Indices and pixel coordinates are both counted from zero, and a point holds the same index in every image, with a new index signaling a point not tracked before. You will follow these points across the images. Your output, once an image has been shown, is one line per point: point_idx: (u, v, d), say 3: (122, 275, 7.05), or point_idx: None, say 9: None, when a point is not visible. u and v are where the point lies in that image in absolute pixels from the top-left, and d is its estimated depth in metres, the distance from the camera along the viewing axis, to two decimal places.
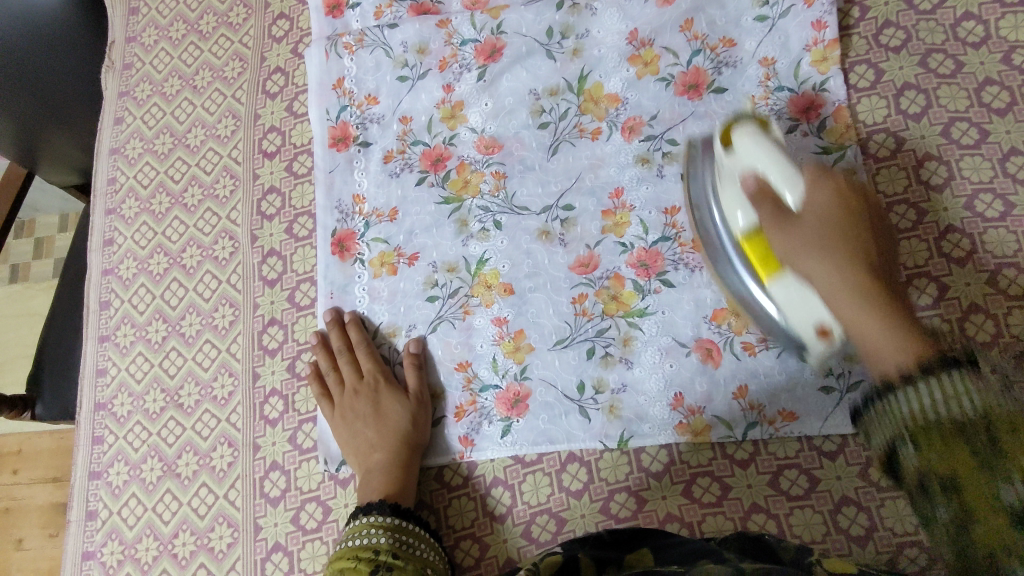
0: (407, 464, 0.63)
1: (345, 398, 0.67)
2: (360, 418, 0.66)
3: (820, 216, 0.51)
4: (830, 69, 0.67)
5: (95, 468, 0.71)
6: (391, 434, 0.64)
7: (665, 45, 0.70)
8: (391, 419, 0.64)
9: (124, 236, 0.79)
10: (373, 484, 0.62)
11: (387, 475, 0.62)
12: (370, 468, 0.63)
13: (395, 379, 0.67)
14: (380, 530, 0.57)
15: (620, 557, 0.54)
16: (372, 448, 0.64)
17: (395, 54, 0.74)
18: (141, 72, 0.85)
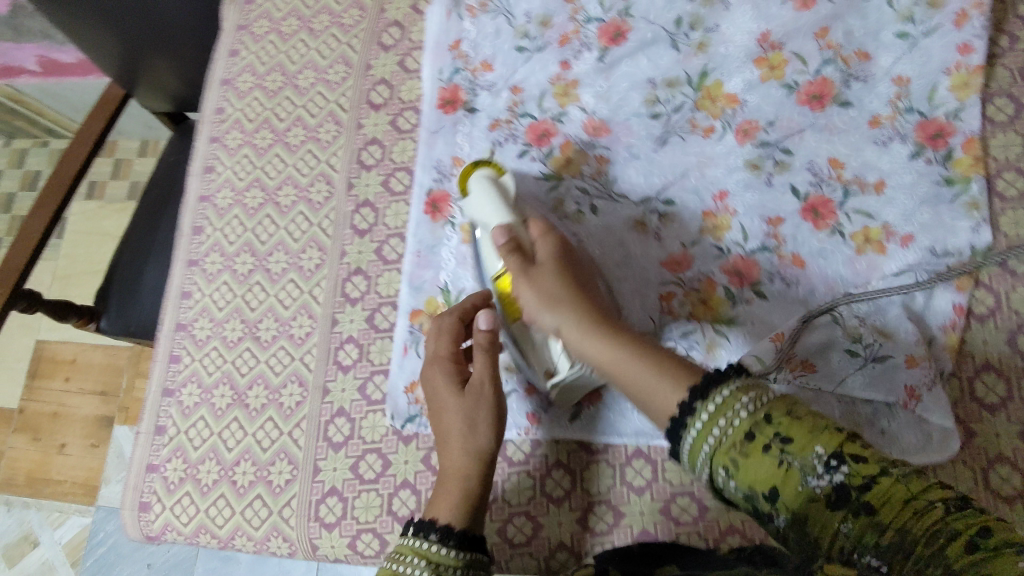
0: (486, 467, 0.57)
1: (428, 379, 0.61)
2: (441, 404, 0.59)
3: (555, 265, 0.61)
4: (969, 98, 0.64)
5: (169, 386, 0.74)
6: (474, 433, 0.57)
7: (796, 50, 0.68)
8: (474, 416, 0.58)
9: (224, 165, 0.81)
10: (451, 488, 0.56)
11: (466, 481, 0.56)
12: (448, 462, 0.57)
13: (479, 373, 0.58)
14: (423, 554, 0.49)
15: (649, 570, 0.50)
16: (451, 440, 0.58)
17: (517, 24, 0.74)
18: (260, 8, 0.87)
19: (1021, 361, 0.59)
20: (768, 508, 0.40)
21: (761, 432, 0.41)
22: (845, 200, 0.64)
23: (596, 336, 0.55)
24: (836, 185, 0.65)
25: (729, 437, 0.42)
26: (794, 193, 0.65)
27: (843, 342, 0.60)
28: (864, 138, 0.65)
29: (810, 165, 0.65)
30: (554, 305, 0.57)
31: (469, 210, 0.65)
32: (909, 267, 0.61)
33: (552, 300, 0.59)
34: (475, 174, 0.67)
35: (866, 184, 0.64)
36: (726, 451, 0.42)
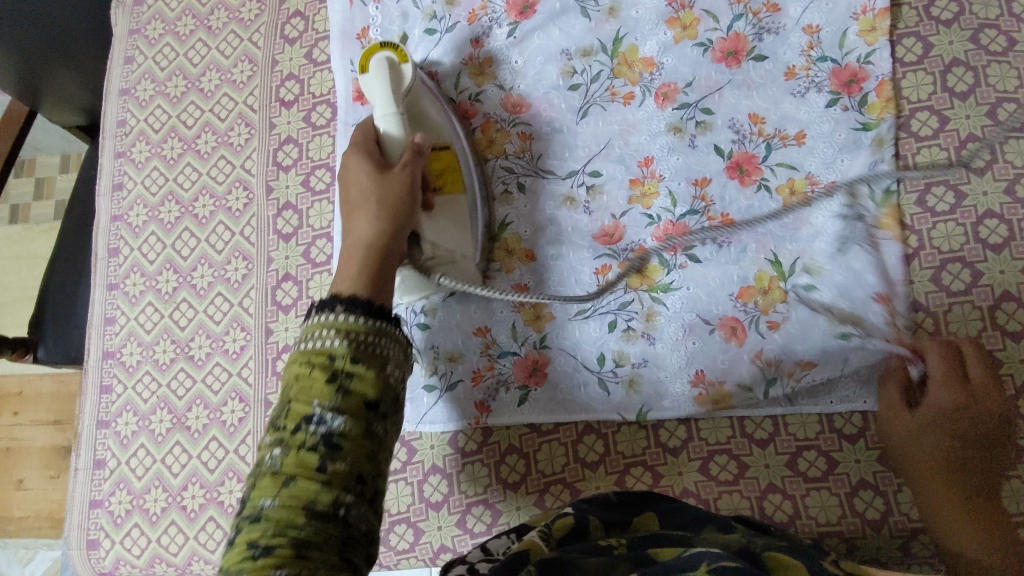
0: (396, 242, 0.51)
1: (347, 157, 0.55)
2: (356, 180, 0.53)
3: (387, 181, 0.53)
4: (878, 40, 0.64)
5: (104, 418, 0.71)
6: (389, 210, 0.51)
7: (706, 7, 0.67)
8: (391, 199, 0.52)
9: (134, 181, 0.77)
10: (353, 254, 0.50)
11: (370, 248, 0.50)
12: (353, 227, 0.51)
13: (403, 163, 0.54)
14: (337, 332, 0.45)
15: (627, 519, 0.50)
16: (361, 206, 0.52)
17: (422, 4, 0.71)
18: (152, 10, 0.82)
19: (947, 297, 0.60)
20: None
21: None
22: (768, 154, 0.64)
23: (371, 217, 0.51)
24: (758, 141, 0.64)
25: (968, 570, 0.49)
26: (718, 152, 0.65)
27: (777, 306, 0.61)
28: (781, 90, 0.65)
29: (731, 123, 0.65)
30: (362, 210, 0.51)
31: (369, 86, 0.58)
32: (834, 215, 0.62)
33: (380, 202, 0.51)
34: (378, 55, 0.59)
35: (787, 136, 0.64)
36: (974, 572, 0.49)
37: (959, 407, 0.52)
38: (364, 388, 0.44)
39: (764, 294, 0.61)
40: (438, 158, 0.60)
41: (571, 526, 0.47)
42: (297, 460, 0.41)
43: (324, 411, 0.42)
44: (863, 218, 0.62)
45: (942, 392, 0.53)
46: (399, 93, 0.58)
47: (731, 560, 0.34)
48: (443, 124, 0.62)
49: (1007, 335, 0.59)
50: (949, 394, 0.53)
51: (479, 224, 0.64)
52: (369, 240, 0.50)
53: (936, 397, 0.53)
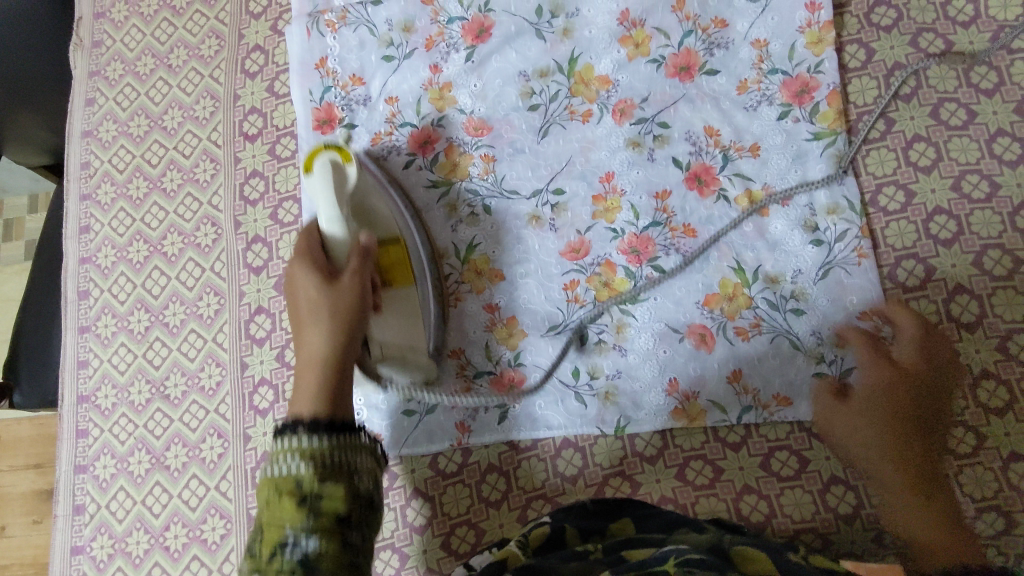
0: (351, 351, 0.50)
1: (292, 269, 0.53)
2: (298, 299, 0.51)
3: (333, 291, 0.51)
4: (825, 52, 0.66)
5: (81, 462, 0.70)
6: (341, 316, 0.50)
7: (657, 24, 0.69)
8: (340, 305, 0.50)
9: (101, 223, 0.77)
10: (308, 375, 0.48)
11: (326, 364, 0.48)
12: (306, 345, 0.49)
13: (352, 272, 0.52)
14: (300, 457, 0.42)
15: (603, 525, 0.53)
16: (312, 321, 0.50)
17: (379, 33, 0.72)
18: (111, 50, 0.82)
19: (904, 293, 0.62)
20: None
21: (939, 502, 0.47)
22: (725, 164, 0.66)
23: (321, 339, 0.49)
24: (715, 151, 0.66)
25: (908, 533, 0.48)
26: (676, 164, 0.66)
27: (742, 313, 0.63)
28: (734, 103, 0.67)
29: (687, 135, 0.67)
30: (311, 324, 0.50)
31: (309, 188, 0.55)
32: (791, 224, 0.64)
33: (316, 304, 0.50)
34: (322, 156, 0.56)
35: (743, 147, 0.66)
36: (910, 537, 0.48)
37: (923, 368, 0.55)
38: (334, 504, 0.41)
39: (729, 300, 0.63)
40: (387, 253, 0.61)
41: (547, 536, 0.49)
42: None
43: (299, 534, 0.39)
44: (818, 229, 0.63)
45: (880, 364, 0.55)
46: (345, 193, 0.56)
47: (695, 555, 0.37)
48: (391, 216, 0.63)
49: (962, 326, 0.60)
50: (913, 349, 0.56)
51: (432, 308, 0.65)
52: (320, 360, 0.48)
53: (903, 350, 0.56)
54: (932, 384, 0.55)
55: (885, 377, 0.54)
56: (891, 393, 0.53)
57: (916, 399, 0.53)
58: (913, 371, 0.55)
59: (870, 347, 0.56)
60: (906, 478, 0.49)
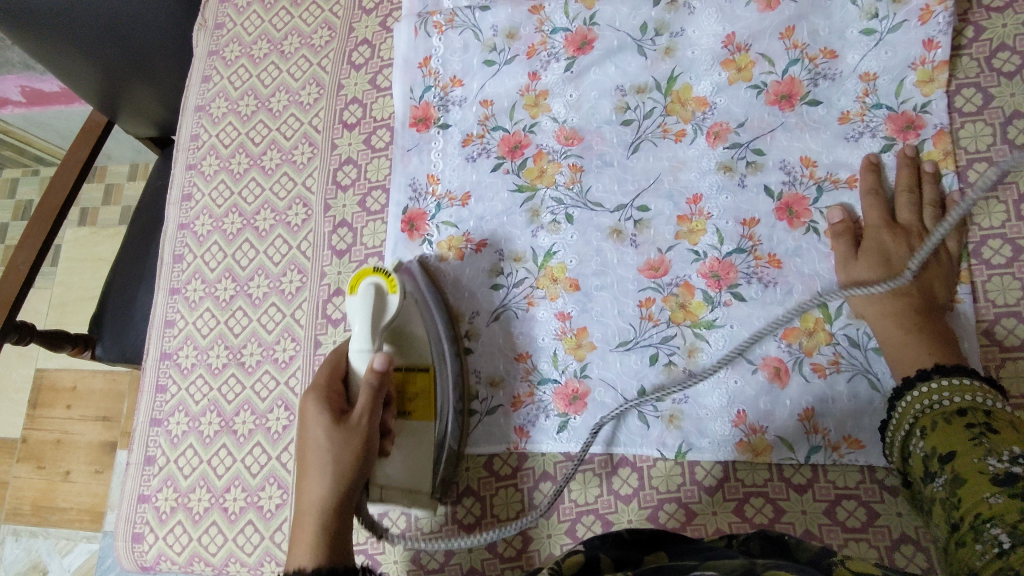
0: (347, 503, 0.52)
1: (309, 402, 0.55)
2: (314, 438, 0.54)
3: (342, 434, 0.53)
4: (935, 92, 0.64)
5: (157, 416, 0.74)
6: (339, 468, 0.52)
7: (762, 51, 0.67)
8: (341, 465, 0.52)
9: (202, 192, 0.81)
10: (306, 528, 0.50)
11: (324, 516, 0.50)
12: (306, 493, 0.52)
13: (361, 413, 0.54)
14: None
15: (638, 558, 0.49)
16: (313, 471, 0.52)
17: (484, 38, 0.74)
18: (231, 33, 0.87)
19: (1000, 351, 0.59)
20: (938, 468, 0.49)
21: (974, 412, 0.50)
22: (818, 196, 0.64)
23: (328, 478, 0.51)
24: (809, 183, 0.65)
25: (941, 405, 0.52)
26: (768, 193, 0.65)
27: (822, 350, 0.61)
28: (835, 135, 0.65)
29: (782, 164, 0.65)
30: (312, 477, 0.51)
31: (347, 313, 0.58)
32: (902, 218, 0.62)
33: (322, 463, 0.52)
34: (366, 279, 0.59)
35: (839, 180, 0.64)
36: (931, 417, 0.52)
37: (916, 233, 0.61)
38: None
39: (809, 335, 0.61)
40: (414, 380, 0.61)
41: (581, 565, 0.46)
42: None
43: None
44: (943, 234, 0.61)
45: (886, 236, 0.61)
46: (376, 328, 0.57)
47: None
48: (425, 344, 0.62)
49: None
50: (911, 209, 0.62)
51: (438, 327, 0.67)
52: (318, 507, 0.51)
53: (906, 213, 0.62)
54: (932, 273, 0.60)
55: (878, 280, 0.59)
56: (895, 279, 0.59)
57: (921, 280, 0.59)
58: (912, 263, 0.60)
59: (849, 243, 0.62)
60: (910, 327, 0.57)
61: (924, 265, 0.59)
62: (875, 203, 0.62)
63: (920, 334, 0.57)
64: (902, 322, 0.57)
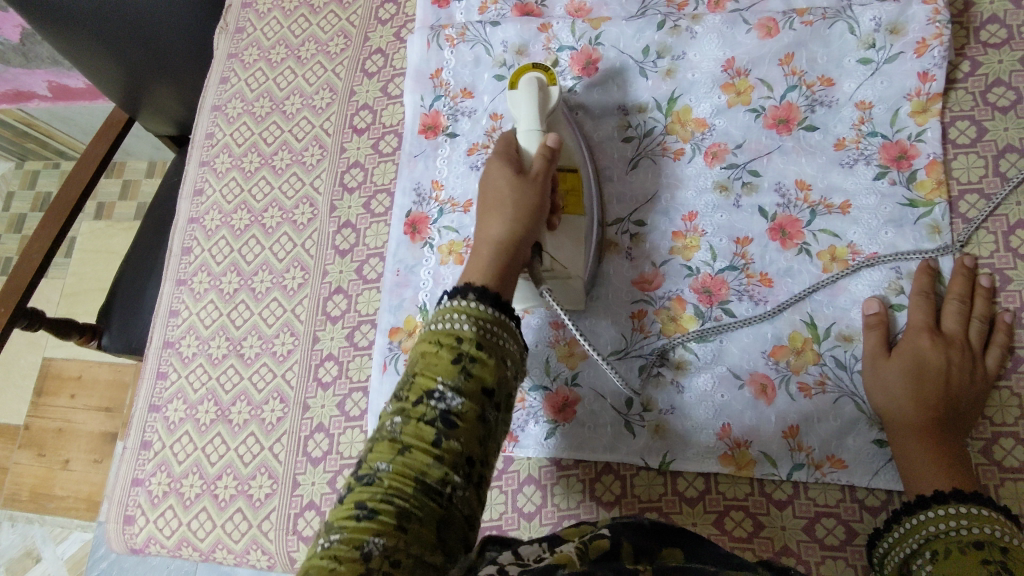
0: (524, 246, 0.55)
1: (491, 165, 0.60)
2: (499, 185, 0.58)
3: (517, 186, 0.57)
4: (929, 122, 0.65)
5: (156, 402, 0.76)
6: (518, 213, 0.56)
7: (761, 76, 0.69)
8: (520, 204, 0.56)
9: (213, 188, 0.84)
10: (483, 252, 0.54)
11: (499, 247, 0.54)
12: (486, 231, 0.56)
13: (540, 170, 0.59)
14: (435, 423, 0.43)
15: (655, 548, 0.45)
16: (495, 211, 0.57)
17: (494, 53, 0.76)
18: (251, 37, 0.90)
19: None
20: None
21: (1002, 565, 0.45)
22: (812, 219, 0.65)
23: (526, 186, 0.57)
24: (803, 206, 0.66)
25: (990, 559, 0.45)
26: (762, 213, 0.66)
27: (809, 369, 0.62)
28: (830, 160, 0.66)
29: (777, 186, 0.67)
30: (503, 213, 0.56)
31: (513, 110, 0.65)
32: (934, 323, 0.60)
33: (502, 204, 0.57)
34: (528, 75, 0.66)
35: (832, 205, 0.65)
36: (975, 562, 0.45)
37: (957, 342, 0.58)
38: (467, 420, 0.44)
39: (797, 353, 0.62)
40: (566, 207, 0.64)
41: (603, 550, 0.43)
42: (395, 483, 0.41)
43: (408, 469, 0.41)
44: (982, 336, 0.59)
45: (924, 341, 0.59)
46: (543, 107, 0.64)
47: None
48: (574, 152, 0.67)
49: None
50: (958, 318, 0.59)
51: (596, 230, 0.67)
52: (503, 241, 0.54)
53: (953, 323, 0.59)
54: (965, 390, 0.57)
55: (907, 379, 0.57)
56: (922, 379, 0.57)
57: (952, 394, 0.56)
58: (948, 375, 0.57)
59: (880, 338, 0.60)
60: (922, 438, 0.55)
61: (955, 373, 0.57)
62: (921, 305, 0.60)
63: (930, 446, 0.55)
64: (913, 430, 0.56)
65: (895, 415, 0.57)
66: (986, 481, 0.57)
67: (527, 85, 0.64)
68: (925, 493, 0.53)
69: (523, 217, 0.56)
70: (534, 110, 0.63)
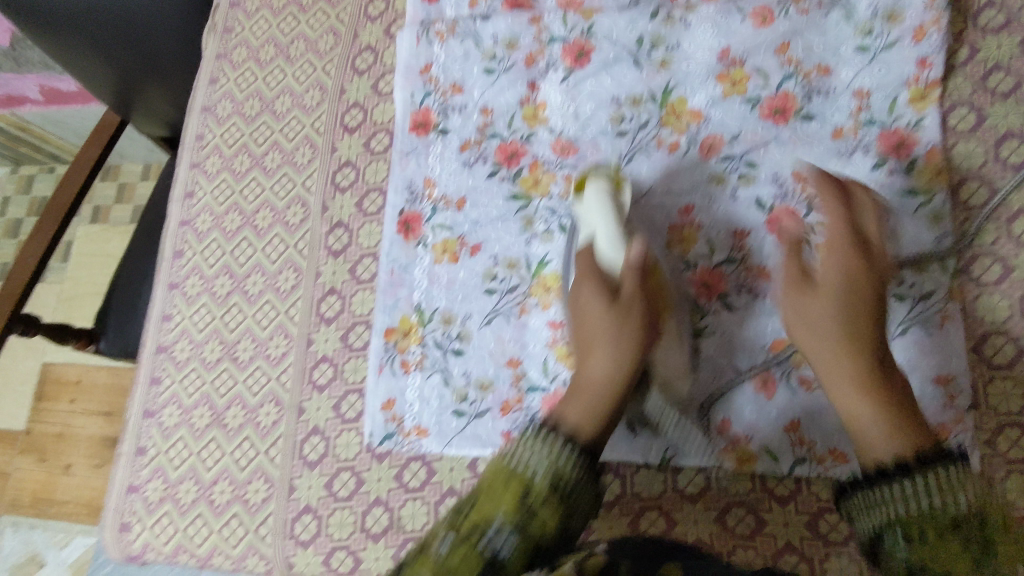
0: (626, 378, 0.59)
1: (580, 291, 0.63)
2: (590, 312, 0.61)
3: (609, 316, 0.60)
4: (927, 109, 0.64)
5: (150, 408, 0.75)
6: (625, 348, 0.59)
7: (756, 66, 0.68)
8: (628, 340, 0.59)
9: (204, 190, 0.83)
10: (598, 394, 0.58)
11: (613, 386, 0.58)
12: (592, 372, 0.59)
13: (632, 286, 0.60)
14: (541, 468, 0.52)
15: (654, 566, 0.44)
16: (598, 350, 0.60)
17: (484, 47, 0.75)
18: (239, 36, 0.89)
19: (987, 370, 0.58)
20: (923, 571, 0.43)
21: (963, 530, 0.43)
22: (809, 211, 0.64)
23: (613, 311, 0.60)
24: (800, 197, 0.65)
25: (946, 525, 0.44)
26: (759, 206, 0.65)
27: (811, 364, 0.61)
28: (827, 150, 0.65)
29: (774, 177, 0.66)
30: (615, 352, 0.59)
31: (584, 207, 0.66)
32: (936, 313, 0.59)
33: (599, 339, 0.60)
34: (592, 179, 0.67)
35: None
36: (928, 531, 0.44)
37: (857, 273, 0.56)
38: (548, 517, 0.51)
39: None
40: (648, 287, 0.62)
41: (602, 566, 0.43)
42: (462, 558, 0.47)
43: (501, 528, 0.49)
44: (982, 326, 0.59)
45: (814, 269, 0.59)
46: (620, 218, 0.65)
47: None
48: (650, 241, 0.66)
49: None
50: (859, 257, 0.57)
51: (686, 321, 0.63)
52: (614, 378, 0.58)
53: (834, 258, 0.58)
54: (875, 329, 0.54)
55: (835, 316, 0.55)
56: (854, 322, 0.55)
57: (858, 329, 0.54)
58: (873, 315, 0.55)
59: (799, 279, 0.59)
60: (849, 379, 0.53)
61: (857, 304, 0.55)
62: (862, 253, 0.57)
63: (853, 384, 0.53)
64: (851, 377, 0.53)
65: (833, 353, 0.54)
66: (990, 474, 0.56)
67: (592, 186, 0.66)
68: (869, 443, 0.50)
69: (624, 358, 0.59)
70: (610, 216, 0.64)
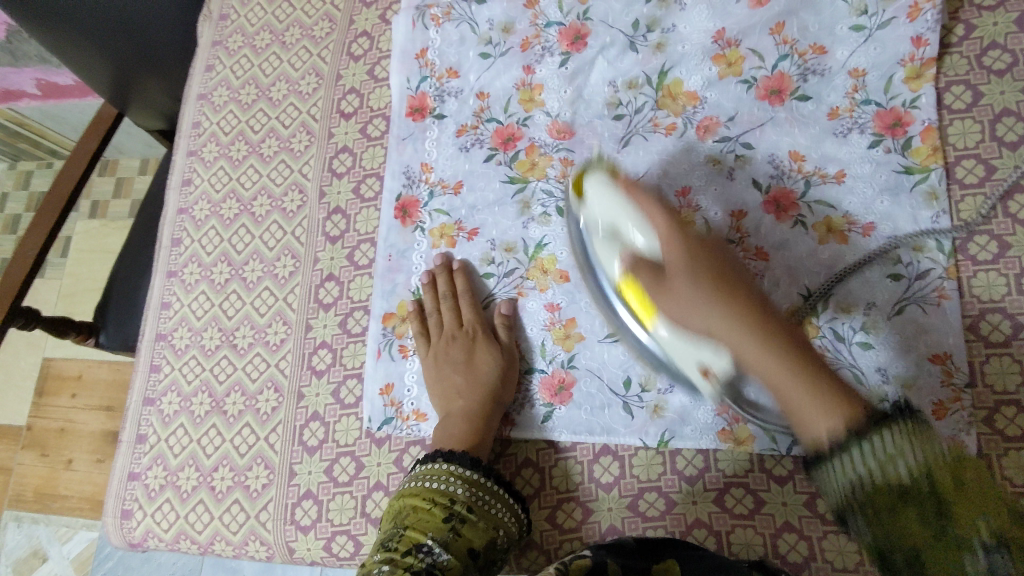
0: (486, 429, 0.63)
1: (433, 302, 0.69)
2: (477, 364, 0.65)
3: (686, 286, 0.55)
4: (923, 88, 0.64)
5: (150, 396, 0.75)
6: (469, 399, 0.64)
7: (752, 47, 0.68)
8: (465, 385, 0.65)
9: (201, 178, 0.83)
10: (454, 423, 0.63)
11: (469, 419, 0.63)
12: (458, 405, 0.64)
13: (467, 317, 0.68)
14: (458, 486, 0.57)
15: (646, 566, 0.49)
16: (466, 392, 0.64)
17: (480, 31, 0.75)
18: (235, 24, 0.89)
19: (985, 347, 0.58)
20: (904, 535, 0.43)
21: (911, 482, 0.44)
22: (807, 191, 0.64)
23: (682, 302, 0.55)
24: (797, 177, 0.65)
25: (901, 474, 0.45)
26: (756, 187, 0.65)
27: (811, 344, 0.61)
28: (823, 130, 0.65)
29: (771, 158, 0.66)
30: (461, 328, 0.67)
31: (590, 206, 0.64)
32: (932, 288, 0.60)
33: (464, 352, 0.66)
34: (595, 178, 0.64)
35: (827, 175, 0.64)
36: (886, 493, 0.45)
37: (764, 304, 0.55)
38: (471, 535, 0.55)
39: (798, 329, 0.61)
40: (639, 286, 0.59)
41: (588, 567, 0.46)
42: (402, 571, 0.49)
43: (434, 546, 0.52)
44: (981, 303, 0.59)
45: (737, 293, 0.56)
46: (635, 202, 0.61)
47: None
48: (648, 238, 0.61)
49: None
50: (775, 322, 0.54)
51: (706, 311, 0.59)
52: (472, 415, 0.63)
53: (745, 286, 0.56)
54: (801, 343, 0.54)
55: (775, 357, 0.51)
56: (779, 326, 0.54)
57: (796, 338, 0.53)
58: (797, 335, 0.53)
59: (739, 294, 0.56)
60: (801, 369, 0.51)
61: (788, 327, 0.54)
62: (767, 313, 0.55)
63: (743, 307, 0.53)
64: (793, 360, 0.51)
65: (772, 368, 0.51)
66: (989, 451, 0.56)
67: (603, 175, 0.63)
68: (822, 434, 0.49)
69: (481, 414, 0.63)
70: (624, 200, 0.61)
